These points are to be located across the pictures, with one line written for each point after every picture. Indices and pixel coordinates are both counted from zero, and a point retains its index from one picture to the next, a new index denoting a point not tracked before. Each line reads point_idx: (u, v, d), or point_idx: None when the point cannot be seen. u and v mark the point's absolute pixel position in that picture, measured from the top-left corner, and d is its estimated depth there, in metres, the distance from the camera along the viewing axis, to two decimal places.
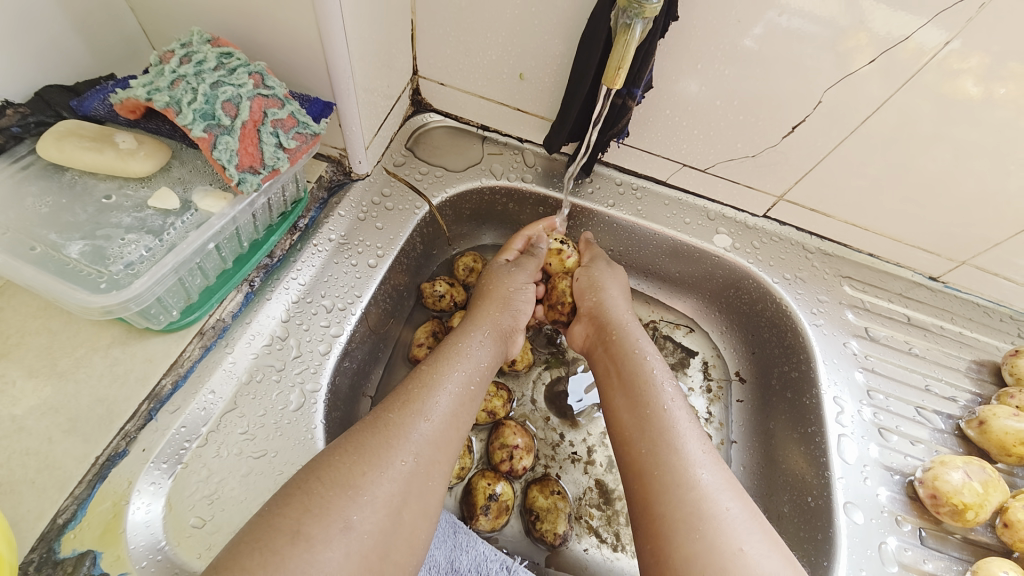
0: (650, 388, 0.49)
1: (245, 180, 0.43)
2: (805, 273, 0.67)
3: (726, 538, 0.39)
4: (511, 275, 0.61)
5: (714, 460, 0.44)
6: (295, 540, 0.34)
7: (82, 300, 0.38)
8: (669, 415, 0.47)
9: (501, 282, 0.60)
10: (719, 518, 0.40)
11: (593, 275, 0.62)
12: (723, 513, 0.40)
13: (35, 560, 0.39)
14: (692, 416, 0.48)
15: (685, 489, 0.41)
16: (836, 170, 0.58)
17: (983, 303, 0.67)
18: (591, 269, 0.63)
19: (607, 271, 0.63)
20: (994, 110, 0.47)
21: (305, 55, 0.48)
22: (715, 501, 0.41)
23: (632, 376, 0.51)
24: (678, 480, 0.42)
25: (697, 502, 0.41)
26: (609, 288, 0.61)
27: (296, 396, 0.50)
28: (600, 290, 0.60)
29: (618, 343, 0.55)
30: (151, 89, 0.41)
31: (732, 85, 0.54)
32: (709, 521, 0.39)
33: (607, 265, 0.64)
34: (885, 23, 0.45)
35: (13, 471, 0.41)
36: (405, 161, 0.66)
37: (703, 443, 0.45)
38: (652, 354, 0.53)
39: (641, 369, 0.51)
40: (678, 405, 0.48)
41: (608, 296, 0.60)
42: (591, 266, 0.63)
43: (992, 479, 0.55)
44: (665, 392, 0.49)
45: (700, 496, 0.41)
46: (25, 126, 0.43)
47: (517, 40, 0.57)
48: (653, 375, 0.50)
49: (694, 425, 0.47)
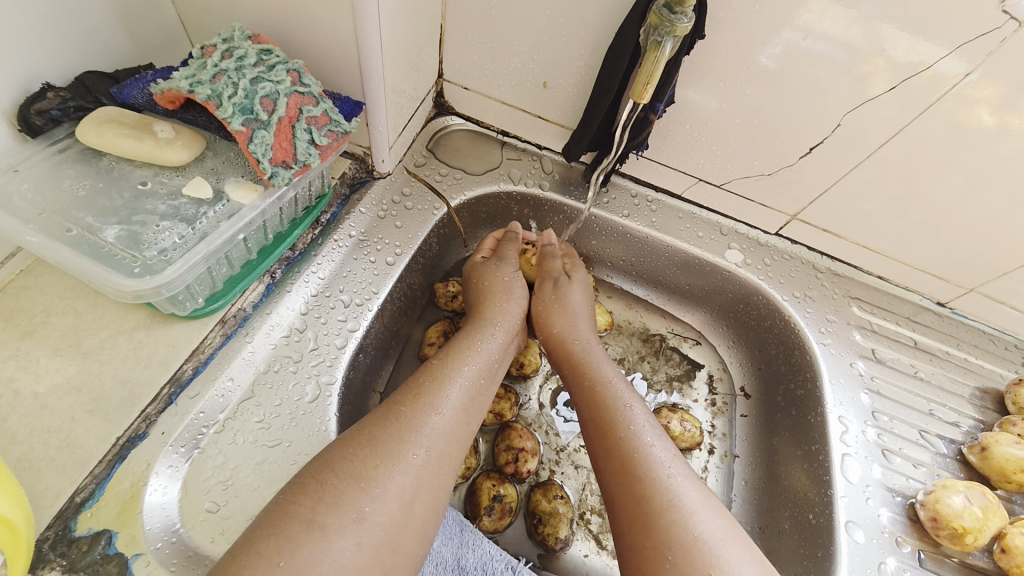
0: (613, 416, 0.50)
1: (278, 174, 0.44)
2: (814, 292, 0.68)
3: (698, 564, 0.39)
4: (497, 268, 0.62)
5: (683, 482, 0.45)
6: (310, 527, 0.35)
7: (116, 283, 0.39)
8: (631, 443, 0.47)
9: (492, 273, 0.61)
10: (690, 544, 0.40)
11: (541, 304, 0.63)
12: (694, 537, 0.41)
13: (51, 537, 0.40)
14: (660, 436, 0.49)
15: (655, 517, 0.42)
16: (851, 191, 0.59)
17: (989, 330, 0.68)
18: (537, 296, 0.63)
19: (552, 297, 0.62)
20: (1008, 140, 0.48)
21: (339, 54, 0.49)
22: (686, 526, 0.41)
23: (595, 407, 0.51)
24: (647, 508, 0.43)
25: (667, 530, 0.41)
26: (556, 321, 0.61)
27: (312, 388, 0.51)
28: (546, 324, 0.61)
29: (582, 373, 0.55)
30: (193, 82, 0.42)
31: (752, 104, 0.55)
32: (678, 549, 0.40)
33: (552, 286, 0.63)
34: (906, 51, 0.46)
35: (34, 449, 0.42)
36: (425, 162, 0.67)
37: (671, 466, 0.46)
38: (614, 380, 0.54)
39: (602, 398, 0.52)
40: (643, 429, 0.49)
41: (562, 330, 0.60)
42: (540, 292, 0.63)
43: (992, 505, 0.56)
44: (629, 417, 0.49)
45: (670, 523, 0.42)
46: (65, 109, 0.44)
47: (542, 50, 0.58)
48: (613, 402, 0.51)
49: (660, 445, 0.48)
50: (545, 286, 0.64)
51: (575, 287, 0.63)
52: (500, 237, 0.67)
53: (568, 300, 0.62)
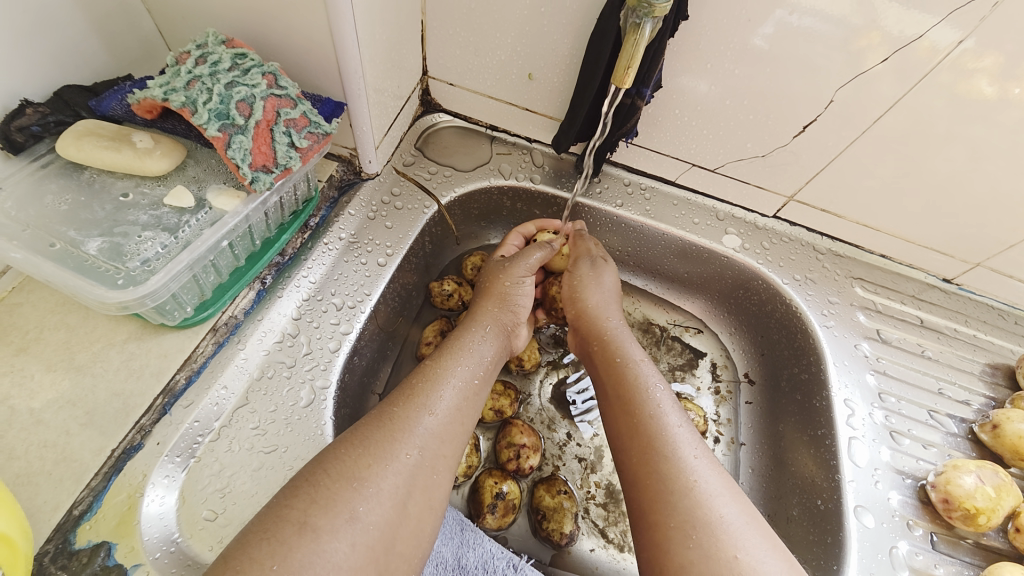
0: (640, 395, 0.49)
1: (259, 178, 0.44)
2: (815, 274, 0.67)
3: (722, 544, 0.38)
4: (505, 270, 0.60)
5: (707, 464, 0.43)
6: (302, 530, 0.35)
7: (99, 295, 0.38)
8: (659, 422, 0.46)
9: (499, 278, 0.59)
10: (714, 524, 0.39)
11: (576, 279, 0.61)
12: (718, 520, 0.40)
13: (51, 551, 0.40)
14: (684, 418, 0.47)
15: (678, 496, 0.41)
16: (848, 169, 0.58)
17: (997, 305, 0.66)
18: (572, 273, 0.61)
19: (589, 273, 0.61)
20: (1009, 110, 0.47)
21: (317, 55, 0.48)
22: (709, 508, 0.40)
23: (622, 384, 0.50)
24: (672, 487, 0.41)
25: (691, 510, 0.40)
26: (590, 295, 0.59)
27: (307, 392, 0.51)
28: (580, 299, 0.60)
29: (609, 350, 0.54)
30: (167, 89, 0.41)
31: (741, 84, 0.53)
32: (702, 528, 0.39)
33: (588, 265, 0.61)
34: (898, 22, 0.45)
35: (31, 463, 0.42)
36: (414, 161, 0.67)
37: (696, 448, 0.45)
38: (641, 360, 0.53)
39: (630, 376, 0.50)
40: (670, 409, 0.47)
41: (595, 305, 0.59)
42: (574, 270, 0.61)
43: (1004, 484, 0.54)
44: (656, 397, 0.48)
45: (694, 504, 0.40)
46: (45, 125, 0.44)
47: (525, 40, 0.57)
48: (642, 381, 0.50)
49: (685, 428, 0.46)
50: (579, 264, 0.62)
51: (610, 268, 0.62)
52: (529, 233, 0.66)
53: (603, 279, 0.60)
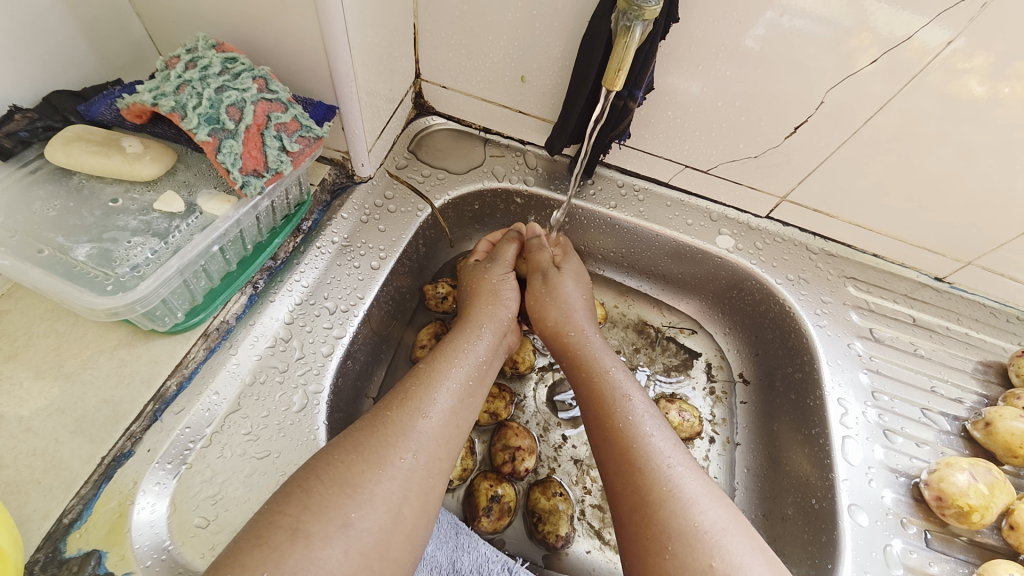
0: (612, 406, 0.48)
1: (250, 183, 0.44)
2: (809, 273, 0.67)
3: (699, 554, 0.38)
4: (488, 270, 0.61)
5: (684, 471, 0.43)
6: (294, 536, 0.35)
7: (89, 302, 0.38)
8: (631, 433, 0.46)
9: (483, 278, 0.60)
10: (691, 533, 0.39)
11: (532, 299, 0.60)
12: (695, 527, 0.40)
13: (41, 560, 0.39)
14: (661, 425, 0.47)
15: (654, 507, 0.41)
16: (840, 170, 0.58)
17: (989, 303, 0.67)
18: (529, 291, 0.61)
19: (543, 291, 0.60)
20: (998, 109, 0.47)
21: (308, 59, 0.48)
22: (686, 517, 0.40)
23: (594, 398, 0.50)
24: (648, 498, 0.42)
25: (669, 520, 0.40)
26: (549, 314, 0.59)
27: (300, 397, 0.51)
28: (541, 318, 0.59)
29: (579, 363, 0.54)
30: (156, 94, 0.41)
31: (734, 85, 0.54)
32: (678, 538, 0.39)
33: (541, 280, 0.60)
34: (888, 23, 0.45)
35: (20, 472, 0.41)
36: (407, 164, 0.67)
37: (672, 456, 0.45)
38: (613, 369, 0.52)
39: (600, 389, 0.50)
40: (643, 419, 0.47)
41: (557, 321, 0.58)
42: (530, 289, 0.61)
43: (997, 481, 0.54)
44: (627, 408, 0.48)
45: (671, 512, 0.40)
46: (33, 130, 0.44)
47: (518, 43, 0.57)
48: (612, 392, 0.50)
49: (661, 436, 0.46)
50: (534, 281, 0.61)
51: (567, 278, 0.61)
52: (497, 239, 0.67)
53: (561, 293, 0.60)
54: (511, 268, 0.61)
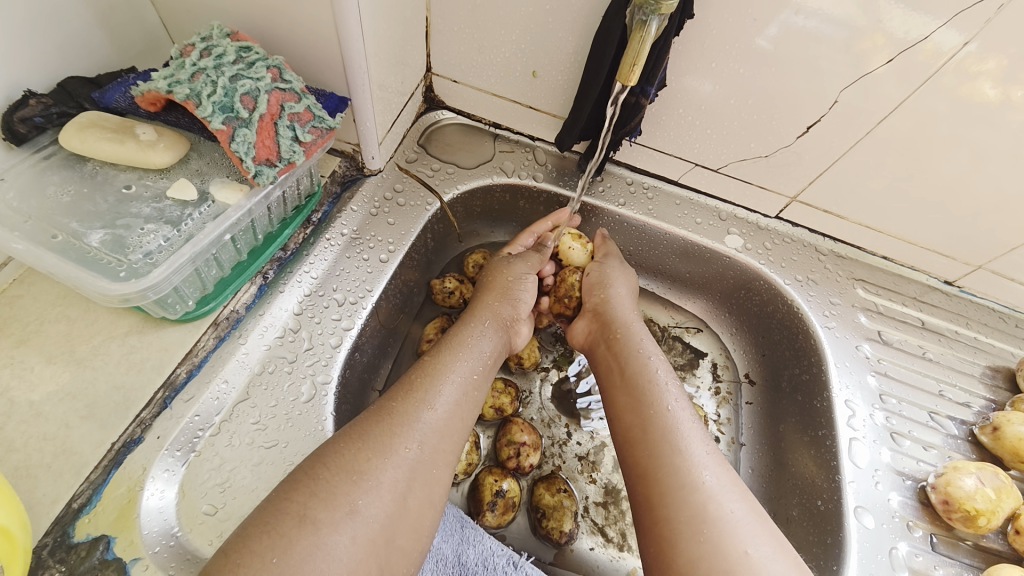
0: (653, 388, 0.49)
1: (262, 172, 0.44)
2: (817, 275, 0.67)
3: (731, 541, 0.38)
4: (509, 266, 0.61)
5: (717, 462, 0.44)
6: (301, 524, 0.35)
7: (102, 287, 0.39)
8: (671, 416, 0.46)
9: (501, 272, 0.60)
10: (724, 520, 0.39)
11: (604, 271, 0.62)
12: (727, 515, 0.40)
13: (50, 544, 0.40)
14: (694, 416, 0.48)
15: (689, 490, 0.41)
16: (851, 171, 0.58)
17: (999, 308, 0.66)
18: (602, 264, 0.63)
19: (617, 268, 0.63)
20: (1012, 113, 0.47)
21: (322, 49, 0.48)
22: (719, 503, 0.40)
23: (636, 377, 0.51)
24: (681, 482, 0.42)
25: (702, 505, 0.40)
26: (615, 288, 0.61)
27: (308, 388, 0.51)
28: (607, 288, 0.61)
29: (622, 342, 0.55)
30: (172, 82, 0.41)
31: (745, 85, 0.53)
32: (713, 523, 0.39)
33: (618, 262, 0.64)
34: (903, 24, 0.44)
35: (30, 456, 0.42)
36: (417, 158, 0.66)
37: (706, 444, 0.45)
38: (654, 354, 0.53)
39: (644, 369, 0.51)
40: (681, 406, 0.48)
41: (619, 296, 0.60)
42: (602, 263, 0.63)
43: (1005, 486, 0.54)
44: (668, 392, 0.49)
45: (704, 499, 0.40)
46: (48, 117, 0.43)
47: (530, 38, 0.57)
48: (655, 375, 0.50)
49: (696, 425, 0.47)
50: (608, 260, 0.64)
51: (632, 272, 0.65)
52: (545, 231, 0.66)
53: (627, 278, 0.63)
54: (532, 270, 0.61)
